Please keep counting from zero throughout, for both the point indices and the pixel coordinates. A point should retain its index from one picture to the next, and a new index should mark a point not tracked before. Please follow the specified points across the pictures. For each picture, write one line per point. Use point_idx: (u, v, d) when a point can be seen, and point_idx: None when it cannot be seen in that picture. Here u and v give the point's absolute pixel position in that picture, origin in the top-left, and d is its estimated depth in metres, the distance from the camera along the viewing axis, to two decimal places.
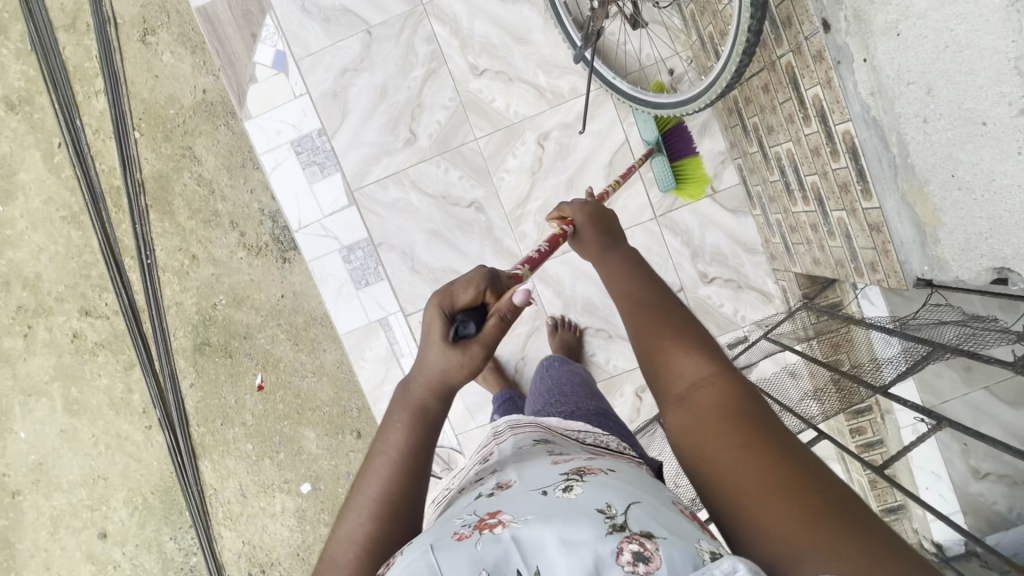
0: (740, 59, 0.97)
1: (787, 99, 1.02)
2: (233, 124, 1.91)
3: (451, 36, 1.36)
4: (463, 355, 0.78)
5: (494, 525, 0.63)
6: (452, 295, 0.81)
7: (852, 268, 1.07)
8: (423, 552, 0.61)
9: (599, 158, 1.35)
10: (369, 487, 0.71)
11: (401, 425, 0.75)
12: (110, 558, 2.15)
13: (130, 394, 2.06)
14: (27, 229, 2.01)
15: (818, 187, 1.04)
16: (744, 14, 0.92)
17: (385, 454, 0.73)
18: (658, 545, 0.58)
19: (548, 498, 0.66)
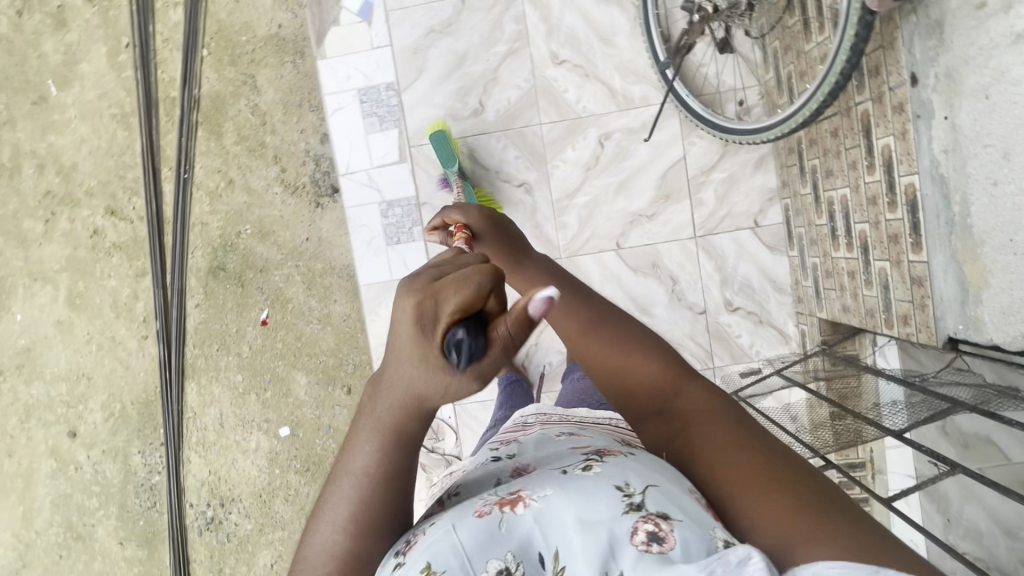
0: (823, 99, 1.03)
1: (854, 145, 1.08)
2: (300, 63, 1.94)
3: (540, 21, 1.39)
4: (452, 382, 0.62)
5: (513, 501, 0.65)
6: (433, 299, 0.60)
7: (881, 319, 1.11)
8: (445, 531, 0.63)
9: (655, 167, 1.38)
10: (338, 506, 0.67)
11: (367, 440, 0.68)
12: (74, 459, 2.14)
13: (134, 301, 2.06)
14: (75, 118, 2.02)
15: (866, 235, 1.09)
16: (840, 56, 0.96)
17: (351, 470, 0.68)
18: (673, 527, 0.58)
19: (569, 478, 0.67)
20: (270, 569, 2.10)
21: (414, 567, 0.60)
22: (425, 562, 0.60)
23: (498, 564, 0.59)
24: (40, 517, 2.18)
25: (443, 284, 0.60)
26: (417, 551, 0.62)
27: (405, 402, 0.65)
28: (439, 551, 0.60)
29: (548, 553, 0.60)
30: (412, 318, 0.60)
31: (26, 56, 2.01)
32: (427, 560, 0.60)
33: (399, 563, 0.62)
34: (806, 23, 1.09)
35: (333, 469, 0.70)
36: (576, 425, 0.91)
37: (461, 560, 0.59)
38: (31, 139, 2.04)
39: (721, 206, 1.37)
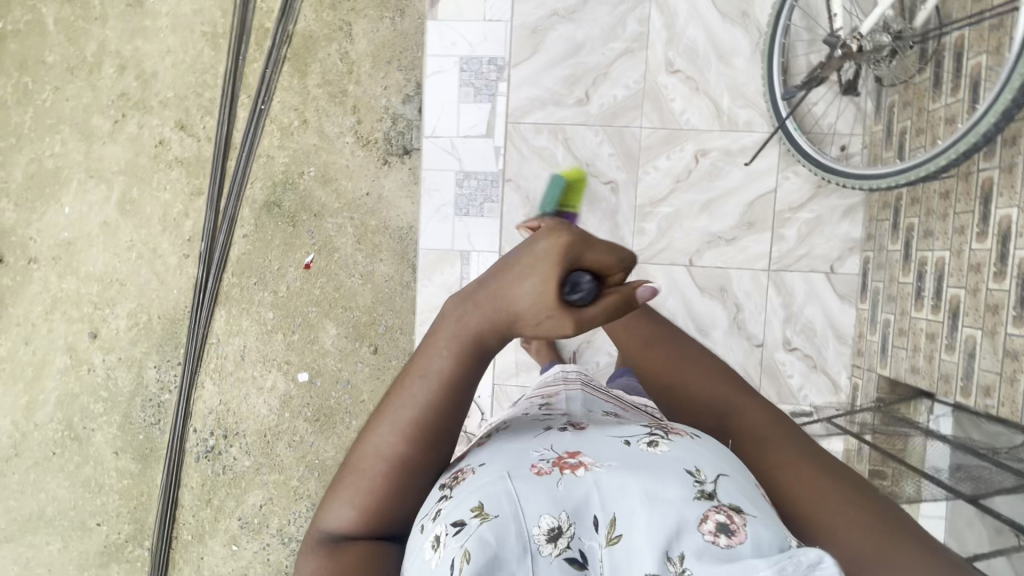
0: (954, 157, 1.02)
1: (967, 211, 1.10)
2: (398, 21, 1.95)
3: (662, 27, 1.40)
4: (559, 320, 0.65)
5: (574, 466, 0.65)
6: (585, 249, 0.62)
7: (956, 386, 1.12)
8: (500, 476, 0.64)
9: (745, 192, 1.38)
10: (403, 406, 0.71)
11: (447, 352, 0.71)
12: (89, 360, 2.13)
13: (184, 218, 2.06)
14: (166, 28, 2.02)
15: (959, 300, 1.11)
16: (988, 117, 0.96)
17: (425, 376, 0.71)
18: (745, 523, 0.58)
19: (631, 450, 0.66)
20: (257, 510, 2.10)
21: (465, 503, 0.63)
22: (477, 502, 0.62)
23: (551, 522, 0.61)
24: (42, 411, 2.17)
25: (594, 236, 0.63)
26: (468, 490, 0.64)
27: (501, 320, 0.68)
28: (492, 495, 0.62)
29: (604, 518, 0.61)
30: (556, 259, 0.63)
31: None
32: (480, 500, 0.62)
33: (445, 497, 0.67)
34: (937, 82, 1.10)
35: (403, 375, 0.72)
36: (619, 402, 0.90)
37: (514, 508, 0.61)
38: (118, 39, 2.04)
39: (802, 245, 1.37)
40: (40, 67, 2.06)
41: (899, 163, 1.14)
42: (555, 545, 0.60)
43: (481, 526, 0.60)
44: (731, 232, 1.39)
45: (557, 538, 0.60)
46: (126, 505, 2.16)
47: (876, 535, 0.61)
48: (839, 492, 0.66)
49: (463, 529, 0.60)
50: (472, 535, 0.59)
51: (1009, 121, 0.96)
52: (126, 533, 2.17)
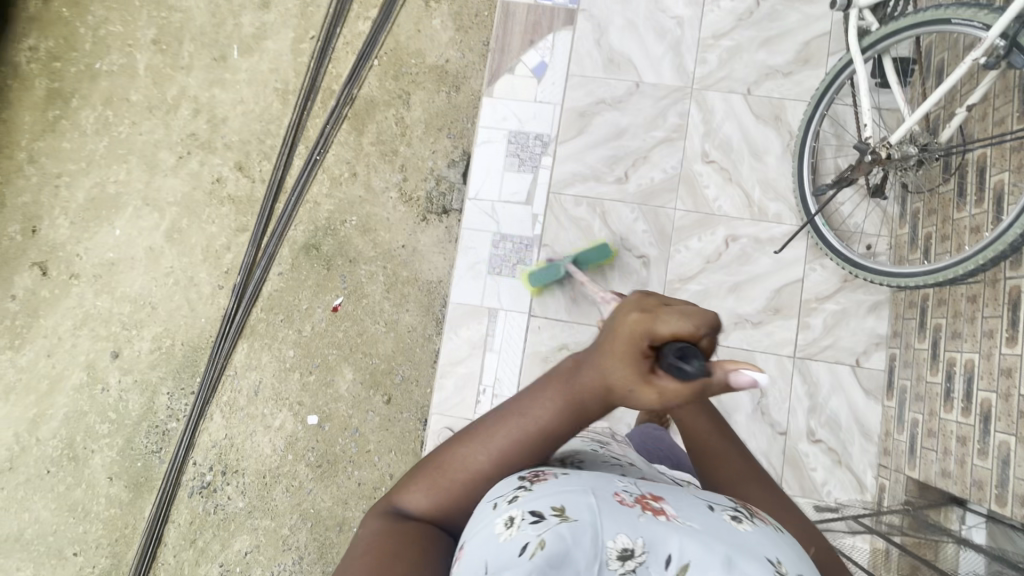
0: (982, 263, 1.05)
1: (995, 315, 1.09)
2: (454, 95, 2.13)
3: (701, 122, 1.52)
4: (649, 389, 0.64)
5: (657, 511, 0.65)
6: (658, 321, 0.63)
7: (991, 494, 1.06)
8: (585, 491, 0.65)
9: (773, 280, 1.42)
10: (497, 436, 0.75)
11: (552, 404, 0.73)
12: (104, 379, 2.14)
13: (225, 251, 2.15)
14: (244, 81, 2.23)
15: (991, 405, 1.07)
16: (1013, 229, 1.00)
17: (524, 419, 0.74)
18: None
19: (714, 514, 0.66)
20: (242, 557, 2.00)
21: (546, 499, 0.64)
22: (559, 504, 0.63)
23: (625, 542, 0.60)
24: (47, 426, 2.15)
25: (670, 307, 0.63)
26: (551, 489, 0.66)
27: (599, 391, 0.70)
28: (574, 501, 0.63)
29: (676, 560, 0.60)
30: (634, 335, 0.64)
31: (224, 20, 2.26)
32: (562, 502, 0.63)
33: (524, 487, 0.68)
34: (960, 195, 1.17)
35: (506, 408, 0.76)
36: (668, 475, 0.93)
37: (593, 518, 0.62)
38: (198, 87, 2.25)
39: (828, 335, 1.39)
40: (123, 104, 2.27)
41: (926, 264, 1.18)
42: (622, 564, 0.59)
43: (560, 524, 0.60)
44: (758, 316, 1.42)
45: (627, 559, 0.60)
46: (108, 537, 2.07)
47: None
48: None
49: (541, 520, 0.61)
50: (550, 527, 0.60)
51: None
52: (101, 568, 2.06)
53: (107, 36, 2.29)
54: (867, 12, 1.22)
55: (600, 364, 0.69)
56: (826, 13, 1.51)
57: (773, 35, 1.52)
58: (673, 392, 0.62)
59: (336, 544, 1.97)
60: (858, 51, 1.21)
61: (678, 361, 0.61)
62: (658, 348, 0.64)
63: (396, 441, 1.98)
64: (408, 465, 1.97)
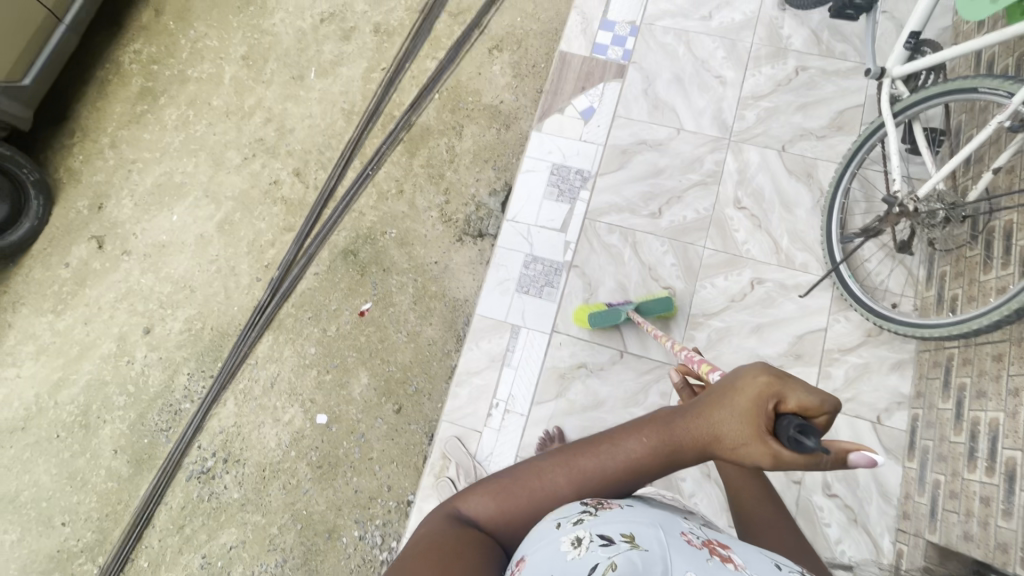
0: (1006, 315, 1.07)
1: (1020, 373, 1.07)
2: (503, 132, 2.29)
3: (736, 171, 1.61)
4: (759, 448, 0.69)
5: (724, 558, 0.66)
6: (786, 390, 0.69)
7: (1015, 557, 1.00)
8: (657, 528, 0.68)
9: (795, 325, 1.44)
10: (588, 461, 0.77)
11: (646, 438, 0.77)
12: (131, 353, 2.22)
13: (269, 247, 2.26)
14: (315, 99, 2.44)
15: (1015, 463, 1.03)
16: None
17: (616, 449, 0.78)
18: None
19: (784, 571, 0.67)
20: (225, 551, 1.95)
21: (615, 527, 0.66)
22: (629, 532, 0.65)
23: None
24: (67, 391, 2.21)
25: (799, 381, 0.68)
26: (619, 518, 0.68)
27: (703, 439, 0.74)
28: (643, 533, 0.66)
29: None
30: (761, 396, 0.70)
31: (308, 46, 2.52)
32: (632, 530, 0.65)
33: (589, 513, 0.70)
34: (987, 256, 1.20)
35: (599, 435, 0.80)
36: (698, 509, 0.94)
37: (663, 552, 0.64)
38: (274, 99, 2.47)
39: (848, 388, 1.39)
40: (205, 107, 2.49)
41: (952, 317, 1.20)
42: None
43: (630, 550, 0.62)
44: (779, 359, 1.43)
45: None
46: (99, 511, 2.06)
47: None
48: None
49: (612, 545, 0.63)
50: (620, 552, 0.62)
51: None
52: (85, 542, 2.04)
53: (203, 48, 2.56)
54: (900, 82, 1.32)
55: (714, 416, 0.73)
56: (862, 87, 1.62)
57: (810, 102, 1.63)
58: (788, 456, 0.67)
59: (321, 552, 1.92)
60: (890, 114, 1.30)
61: (796, 433, 0.66)
62: (779, 415, 0.68)
63: (399, 452, 1.97)
64: (408, 479, 1.95)
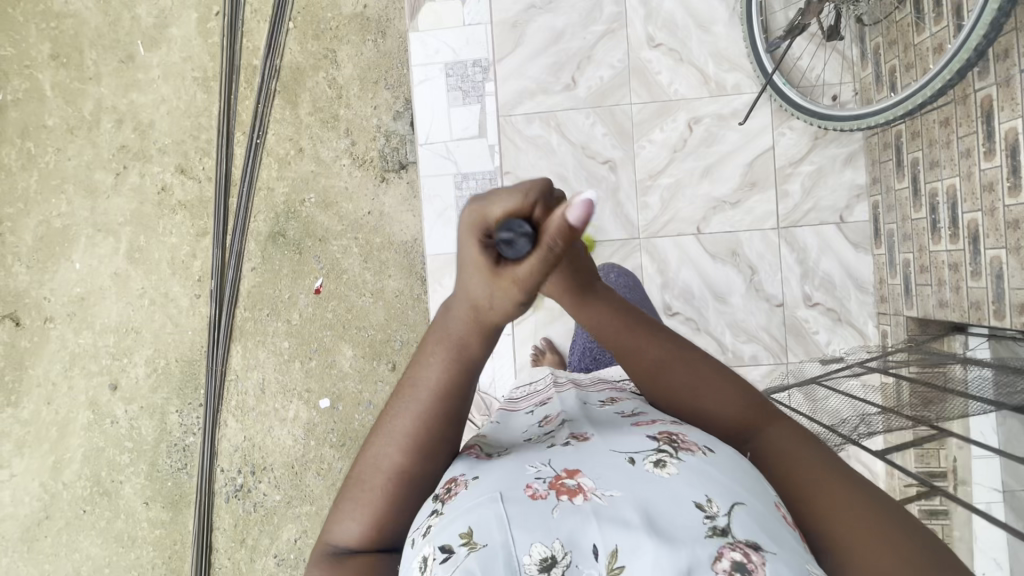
0: (948, 78, 1.00)
1: (970, 133, 1.04)
2: (382, 42, 1.99)
3: (639, 5, 1.42)
4: (505, 280, 0.58)
5: (572, 491, 0.63)
6: (487, 209, 0.57)
7: (991, 311, 1.05)
8: (492, 499, 0.63)
9: (743, 155, 1.38)
10: (401, 414, 0.70)
11: (437, 357, 0.68)
12: (111, 413, 2.13)
13: (192, 259, 2.08)
14: (159, 78, 2.08)
15: (978, 224, 1.04)
16: (976, 32, 0.93)
17: (419, 385, 0.70)
18: (764, 559, 0.55)
19: (634, 471, 0.64)
20: (293, 544, 2.05)
21: (454, 528, 0.62)
22: (466, 528, 0.61)
23: (543, 550, 0.58)
24: (69, 469, 2.16)
25: (494, 191, 0.57)
26: (461, 508, 0.63)
27: (471, 316, 0.65)
28: (480, 518, 0.61)
29: (603, 548, 0.58)
30: (473, 236, 0.59)
31: (120, 15, 2.09)
32: (468, 526, 0.60)
33: (437, 511, 0.66)
34: (918, 16, 1.10)
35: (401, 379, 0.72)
36: (611, 390, 0.94)
37: (503, 537, 0.59)
38: (114, 95, 2.10)
39: (808, 199, 1.36)
40: (42, 131, 2.13)
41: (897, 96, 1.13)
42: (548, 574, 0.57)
43: (469, 555, 0.59)
44: (735, 196, 1.39)
45: (550, 567, 0.58)
46: (161, 557, 2.12)
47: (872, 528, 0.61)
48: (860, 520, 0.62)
49: (450, 558, 0.59)
50: (459, 565, 0.58)
51: (998, 33, 0.93)
52: None
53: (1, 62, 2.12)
54: None
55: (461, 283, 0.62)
56: None
57: None
58: (526, 270, 0.57)
59: None
60: None
61: (508, 243, 0.55)
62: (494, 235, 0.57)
63: None
64: None
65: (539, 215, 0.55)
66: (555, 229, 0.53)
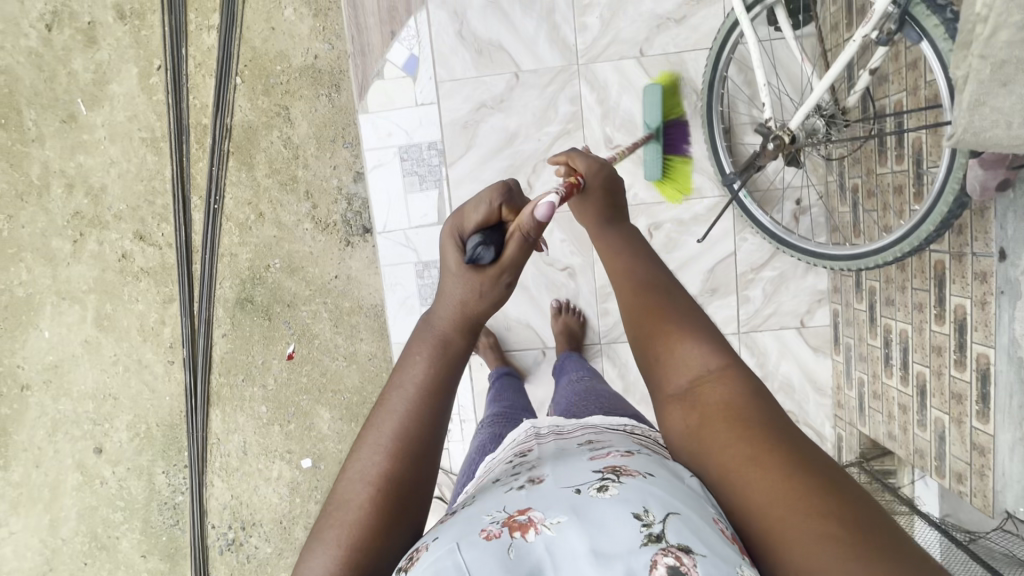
0: (901, 255, 1.16)
1: (924, 289, 1.22)
2: (336, 96, 1.89)
3: (596, 103, 1.48)
4: (494, 274, 0.81)
5: (524, 526, 0.67)
6: (465, 220, 0.84)
7: (934, 465, 1.24)
8: (449, 550, 0.64)
9: (704, 261, 1.53)
10: (386, 422, 0.78)
11: (422, 357, 0.81)
12: (99, 474, 2.18)
13: (161, 326, 2.06)
14: (105, 139, 1.98)
15: (927, 381, 1.22)
16: (927, 226, 1.10)
17: (404, 383, 0.80)
18: (696, 562, 0.60)
19: (582, 499, 0.69)
20: None
21: None
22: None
23: None
24: (65, 526, 2.23)
25: (467, 208, 0.84)
26: (420, 570, 0.64)
27: (454, 313, 0.82)
28: (441, 569, 0.62)
29: None
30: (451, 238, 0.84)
31: (55, 71, 1.95)
32: None
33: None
34: (882, 148, 1.25)
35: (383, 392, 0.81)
36: (586, 430, 0.95)
37: None
38: (60, 158, 2.00)
39: (769, 304, 1.55)
40: None
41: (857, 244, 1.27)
42: None
43: None
44: (697, 299, 1.56)
45: None
46: None
47: (798, 496, 0.63)
48: (792, 483, 0.64)
49: None
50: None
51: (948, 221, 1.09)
52: None
53: None
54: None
55: (446, 289, 0.83)
56: None
57: None
58: (509, 258, 0.81)
59: None
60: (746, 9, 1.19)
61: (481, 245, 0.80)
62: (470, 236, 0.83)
63: None
64: None
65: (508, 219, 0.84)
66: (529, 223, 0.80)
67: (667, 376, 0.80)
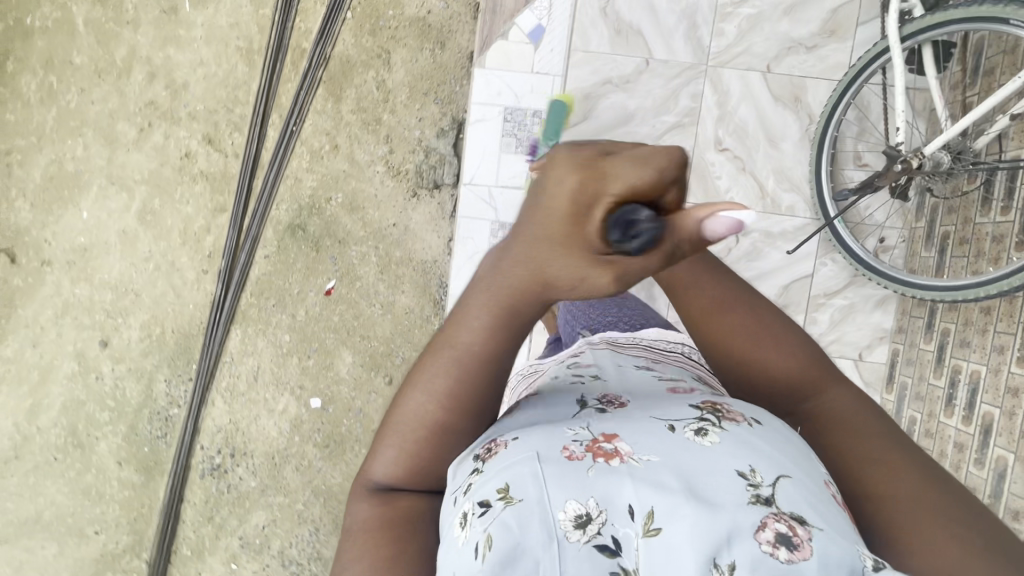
0: (1007, 287, 1.27)
1: (1008, 333, 1.32)
2: (439, 53, 1.93)
3: (715, 106, 1.60)
4: (603, 271, 0.58)
5: (611, 454, 0.62)
6: (607, 181, 0.54)
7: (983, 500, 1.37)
8: (530, 458, 0.62)
9: (784, 275, 1.65)
10: (440, 365, 0.71)
11: (485, 307, 0.68)
12: (97, 368, 2.10)
13: (205, 234, 2.03)
14: (200, 39, 1.98)
15: (994, 420, 1.32)
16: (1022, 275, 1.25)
17: (462, 332, 0.70)
18: (810, 535, 0.54)
19: (676, 438, 0.63)
20: (259, 530, 2.08)
21: (491, 484, 0.61)
22: (504, 485, 0.60)
23: (579, 507, 0.58)
24: (45, 415, 2.14)
25: (618, 162, 0.54)
26: (500, 466, 0.63)
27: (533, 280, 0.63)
28: (520, 476, 0.60)
29: (643, 509, 0.57)
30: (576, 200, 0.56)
31: None
32: (506, 482, 0.60)
33: (478, 470, 0.65)
34: (987, 196, 1.40)
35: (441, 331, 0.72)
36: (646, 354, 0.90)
37: (541, 492, 0.59)
38: (149, 46, 2.00)
39: (835, 330, 1.67)
40: (67, 68, 2.02)
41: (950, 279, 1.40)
42: (583, 532, 0.57)
43: (505, 509, 0.59)
44: None
45: (586, 524, 0.57)
46: (125, 516, 2.14)
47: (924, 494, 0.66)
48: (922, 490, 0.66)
49: (488, 512, 0.59)
50: (496, 518, 0.58)
51: None
52: (124, 544, 2.16)
53: None
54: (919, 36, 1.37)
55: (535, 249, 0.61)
56: None
57: (797, 3, 1.55)
58: (640, 262, 0.57)
59: None
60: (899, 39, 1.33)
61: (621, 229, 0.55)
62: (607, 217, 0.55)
63: None
64: None
65: (670, 202, 0.54)
66: (687, 231, 0.55)
67: (768, 385, 0.80)
